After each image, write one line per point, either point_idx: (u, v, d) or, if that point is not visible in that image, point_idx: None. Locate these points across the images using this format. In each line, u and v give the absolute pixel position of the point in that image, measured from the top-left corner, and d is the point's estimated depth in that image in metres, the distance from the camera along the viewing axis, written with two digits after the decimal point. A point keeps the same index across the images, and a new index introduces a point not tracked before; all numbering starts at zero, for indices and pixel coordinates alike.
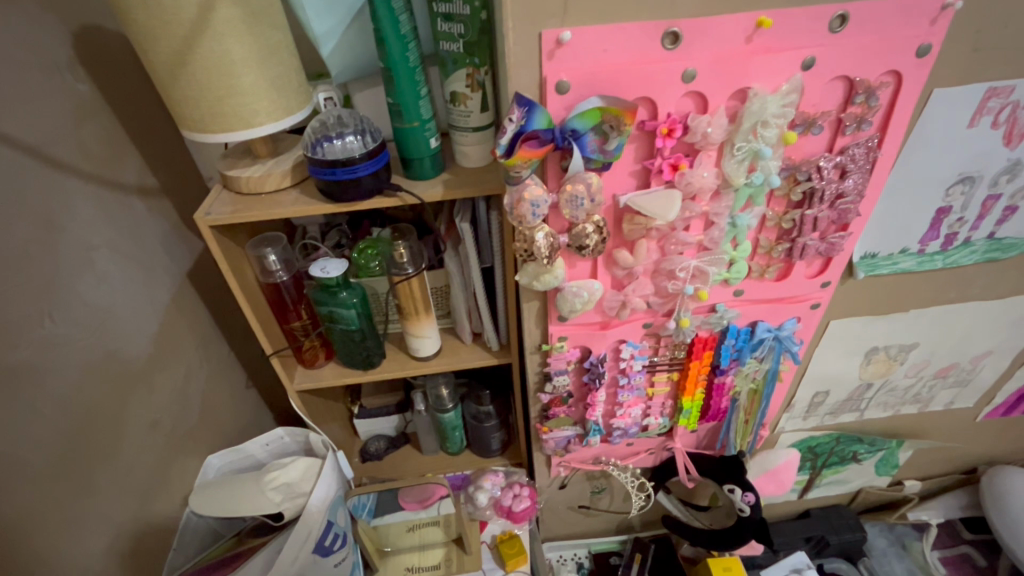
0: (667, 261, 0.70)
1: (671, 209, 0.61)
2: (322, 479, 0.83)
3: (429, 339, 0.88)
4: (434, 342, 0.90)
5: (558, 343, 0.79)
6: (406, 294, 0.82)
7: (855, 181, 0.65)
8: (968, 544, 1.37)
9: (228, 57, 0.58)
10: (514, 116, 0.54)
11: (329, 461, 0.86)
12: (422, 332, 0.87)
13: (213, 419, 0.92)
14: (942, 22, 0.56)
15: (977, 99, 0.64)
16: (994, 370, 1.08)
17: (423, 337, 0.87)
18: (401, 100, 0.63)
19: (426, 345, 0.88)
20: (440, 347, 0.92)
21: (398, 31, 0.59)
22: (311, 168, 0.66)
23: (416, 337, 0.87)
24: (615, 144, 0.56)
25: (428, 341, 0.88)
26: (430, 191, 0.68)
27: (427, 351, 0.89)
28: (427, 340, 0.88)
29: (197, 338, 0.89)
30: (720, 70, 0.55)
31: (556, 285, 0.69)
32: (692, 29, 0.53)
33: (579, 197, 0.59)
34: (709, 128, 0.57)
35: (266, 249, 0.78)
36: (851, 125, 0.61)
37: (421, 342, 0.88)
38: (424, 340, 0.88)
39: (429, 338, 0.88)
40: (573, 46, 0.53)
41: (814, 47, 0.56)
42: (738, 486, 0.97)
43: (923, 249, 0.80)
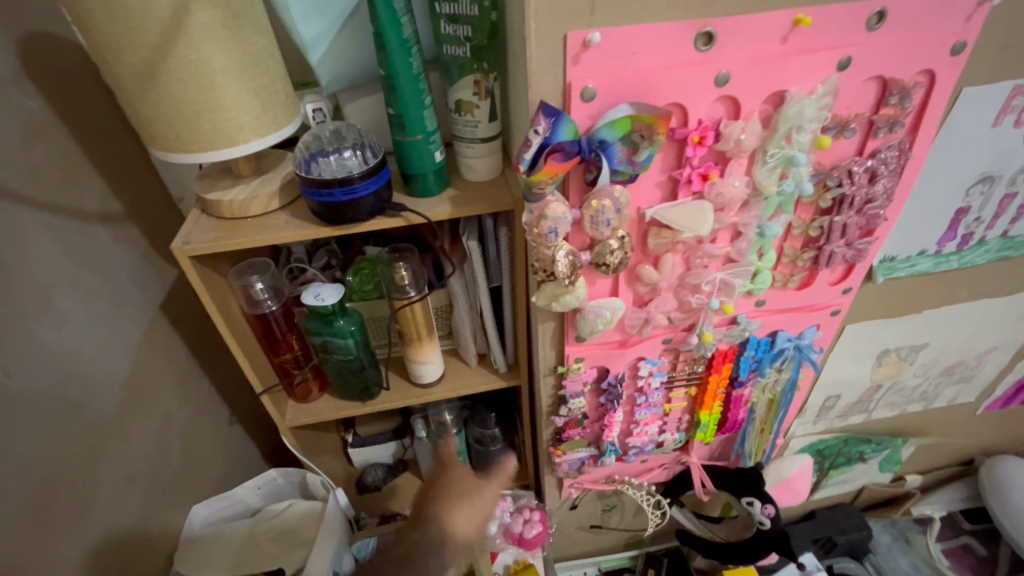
0: (693, 275, 0.65)
1: (703, 221, 0.57)
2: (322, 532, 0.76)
3: (432, 363, 0.81)
4: (437, 366, 0.83)
5: (575, 365, 0.74)
6: (410, 318, 0.76)
7: (885, 185, 0.62)
8: (967, 534, 1.37)
9: (207, 67, 0.51)
10: (540, 128, 0.49)
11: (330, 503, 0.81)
12: (426, 354, 0.80)
13: (195, 463, 0.83)
14: (976, 18, 0.53)
15: (1003, 97, 0.62)
16: (996, 365, 1.08)
17: (427, 363, 0.81)
18: (402, 111, 0.57)
19: (431, 367, 0.82)
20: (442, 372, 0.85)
21: (400, 35, 0.53)
22: (303, 190, 0.59)
23: (418, 362, 0.81)
24: (646, 154, 0.52)
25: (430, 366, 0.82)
26: (436, 209, 0.62)
27: (429, 378, 0.83)
28: (429, 363, 0.81)
29: (174, 375, 0.81)
30: (755, 72, 0.51)
31: (576, 305, 0.64)
32: (726, 28, 0.49)
33: (606, 212, 0.55)
34: (743, 135, 0.53)
35: (252, 277, 0.71)
36: (884, 127, 0.58)
37: (424, 368, 0.81)
38: (429, 364, 0.81)
39: (433, 363, 0.82)
40: (600, 48, 0.48)
41: (850, 47, 0.52)
42: (757, 498, 0.95)
43: (939, 251, 0.78)
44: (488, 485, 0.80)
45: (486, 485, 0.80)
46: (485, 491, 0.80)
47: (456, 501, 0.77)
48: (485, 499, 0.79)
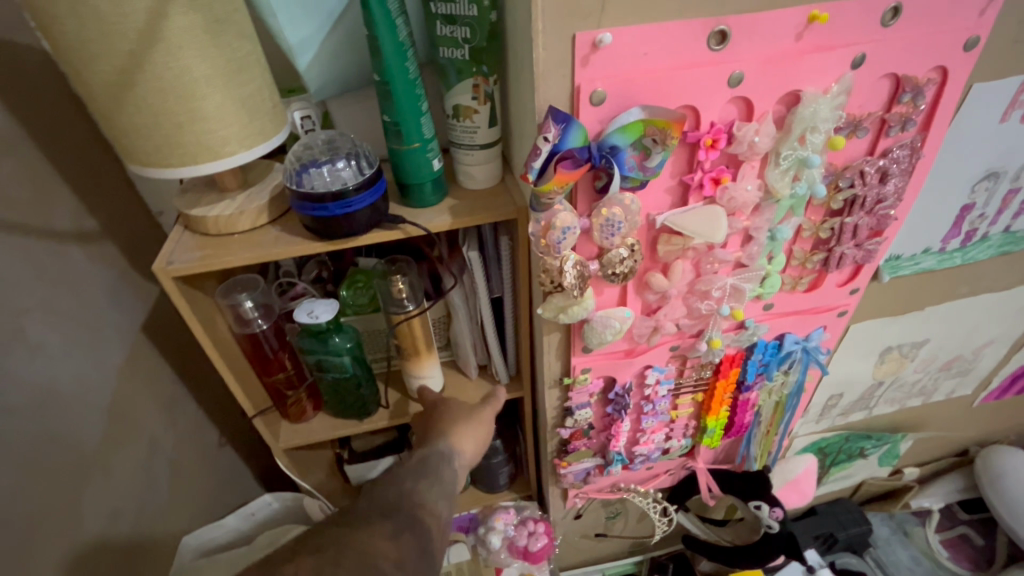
0: (703, 282, 0.63)
1: (716, 226, 0.56)
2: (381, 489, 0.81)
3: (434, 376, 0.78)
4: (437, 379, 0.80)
5: (581, 376, 0.72)
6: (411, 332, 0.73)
7: (896, 185, 0.61)
8: (965, 524, 1.39)
9: (188, 76, 0.47)
10: (549, 134, 0.46)
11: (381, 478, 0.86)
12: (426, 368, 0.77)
13: (183, 490, 0.79)
14: (990, 13, 0.52)
15: (1011, 93, 0.61)
16: (993, 357, 1.08)
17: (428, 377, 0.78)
18: (398, 118, 0.54)
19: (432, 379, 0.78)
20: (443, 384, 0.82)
21: (396, 38, 0.50)
22: (294, 204, 0.56)
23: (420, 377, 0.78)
24: (659, 159, 0.49)
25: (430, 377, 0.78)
26: (436, 220, 0.59)
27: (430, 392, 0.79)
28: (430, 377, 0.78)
29: (158, 399, 0.76)
30: (769, 71, 0.49)
31: (584, 316, 0.62)
32: (740, 26, 0.47)
33: (616, 221, 0.52)
34: (757, 137, 0.51)
35: (241, 295, 0.67)
36: (896, 125, 0.56)
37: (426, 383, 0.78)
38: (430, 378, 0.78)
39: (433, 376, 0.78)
40: (611, 49, 0.45)
41: (865, 44, 0.50)
42: (764, 502, 0.93)
43: (943, 248, 0.77)
44: (484, 411, 0.73)
45: (481, 414, 0.73)
46: (483, 420, 0.72)
47: (453, 429, 0.70)
48: (483, 429, 0.71)
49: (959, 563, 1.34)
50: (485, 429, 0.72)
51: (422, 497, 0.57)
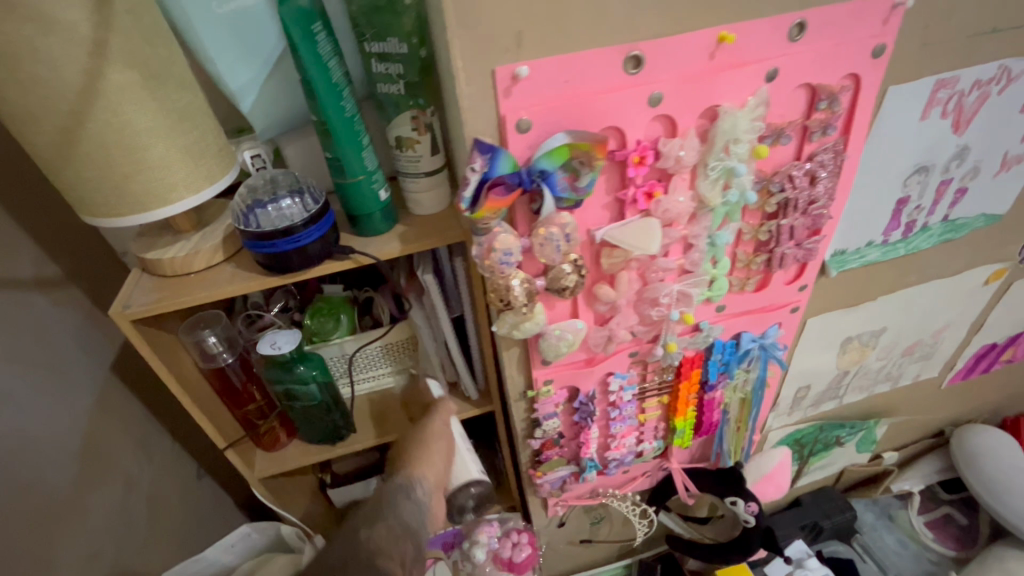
0: (650, 290, 0.65)
1: (651, 241, 0.58)
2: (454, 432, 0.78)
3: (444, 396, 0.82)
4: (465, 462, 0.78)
5: (544, 388, 0.74)
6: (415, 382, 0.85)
7: (825, 186, 0.64)
8: (947, 504, 1.42)
9: (131, 129, 0.49)
10: (477, 164, 0.48)
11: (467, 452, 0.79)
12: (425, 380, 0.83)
13: (162, 526, 0.80)
14: (892, 21, 0.55)
15: (928, 92, 0.64)
16: (954, 340, 1.12)
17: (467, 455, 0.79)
18: (342, 155, 0.56)
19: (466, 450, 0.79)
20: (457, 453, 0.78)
21: (329, 80, 0.52)
22: (247, 243, 0.57)
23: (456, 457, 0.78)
24: (588, 179, 0.52)
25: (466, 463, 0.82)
26: (386, 247, 0.61)
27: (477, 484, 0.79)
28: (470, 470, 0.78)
29: (132, 438, 0.77)
30: (686, 90, 0.52)
31: (538, 331, 0.64)
32: (653, 51, 0.49)
33: (555, 238, 0.54)
34: (681, 151, 0.54)
35: (204, 331, 0.68)
36: (817, 131, 0.59)
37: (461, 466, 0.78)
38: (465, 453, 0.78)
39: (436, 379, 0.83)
40: (530, 80, 0.47)
41: (775, 59, 0.53)
42: (739, 497, 0.95)
43: (886, 240, 0.81)
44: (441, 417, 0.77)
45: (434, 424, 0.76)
46: (444, 435, 0.75)
47: (418, 462, 0.71)
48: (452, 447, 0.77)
49: (945, 544, 1.37)
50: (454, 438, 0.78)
51: (377, 544, 0.60)
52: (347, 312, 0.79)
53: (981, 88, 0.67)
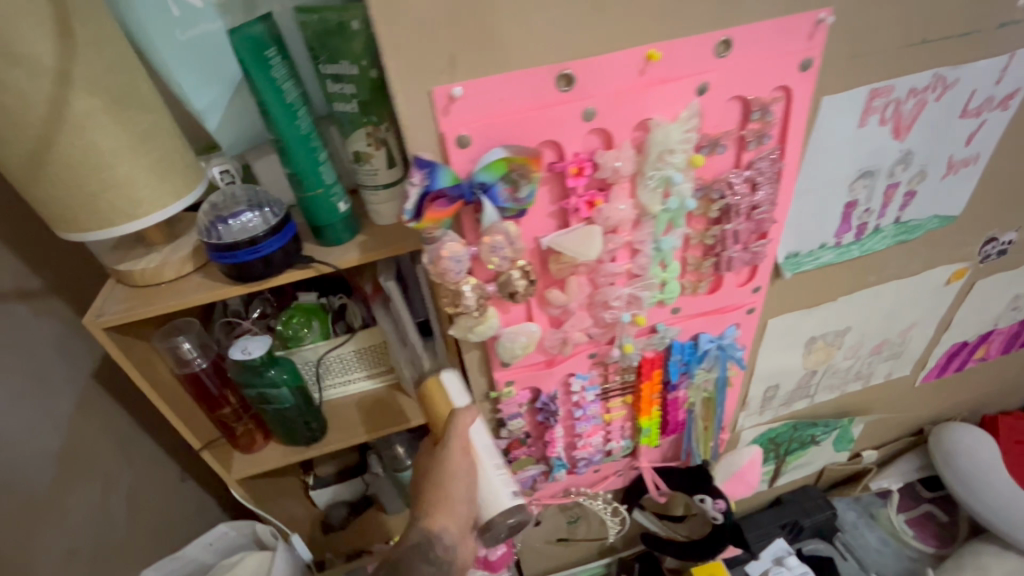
0: (600, 293, 0.68)
1: (590, 250, 0.61)
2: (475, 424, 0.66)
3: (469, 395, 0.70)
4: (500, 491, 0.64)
5: (506, 389, 0.77)
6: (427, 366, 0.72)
7: (766, 192, 0.67)
8: (928, 503, 1.44)
9: (97, 151, 0.53)
10: (416, 179, 0.51)
11: (502, 475, 0.66)
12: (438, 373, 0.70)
13: (141, 525, 0.84)
14: (817, 36, 0.58)
15: (863, 101, 0.67)
16: (922, 339, 1.13)
17: (505, 479, 0.66)
18: (299, 170, 0.60)
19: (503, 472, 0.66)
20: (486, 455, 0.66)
21: (283, 101, 0.56)
22: (211, 254, 0.61)
23: (488, 487, 0.64)
24: (527, 191, 0.55)
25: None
26: (345, 256, 0.64)
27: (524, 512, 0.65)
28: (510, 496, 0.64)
29: (113, 442, 0.81)
30: (618, 104, 0.55)
31: (492, 333, 0.67)
32: (583, 70, 0.53)
33: (500, 246, 0.58)
34: (617, 162, 0.57)
35: (179, 338, 0.72)
36: (753, 140, 0.62)
37: (496, 496, 0.64)
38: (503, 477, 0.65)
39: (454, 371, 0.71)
40: (465, 100, 0.51)
41: (704, 74, 0.56)
42: (708, 495, 0.98)
43: (839, 242, 0.83)
44: (460, 432, 0.64)
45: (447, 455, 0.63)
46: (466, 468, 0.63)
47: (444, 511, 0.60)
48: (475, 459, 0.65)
49: (924, 541, 1.39)
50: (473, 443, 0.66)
51: None
52: (319, 318, 0.83)
53: (917, 96, 0.70)
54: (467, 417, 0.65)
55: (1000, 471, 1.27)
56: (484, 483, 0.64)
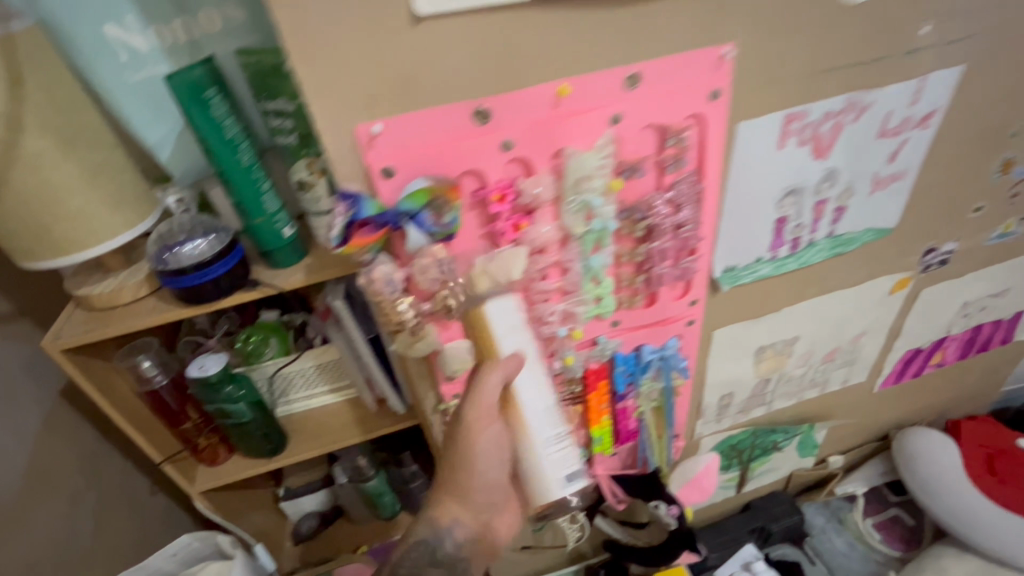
0: (535, 310, 0.72)
1: (516, 271, 0.64)
2: (522, 384, 0.66)
3: (531, 345, 0.66)
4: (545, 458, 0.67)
5: (455, 401, 0.80)
6: (478, 286, 0.63)
7: (689, 212, 0.71)
8: (896, 506, 1.46)
9: (49, 187, 0.58)
10: (340, 209, 0.56)
11: (549, 451, 0.67)
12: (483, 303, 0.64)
13: (107, 535, 0.87)
14: (722, 69, 0.62)
15: (780, 124, 0.71)
16: (874, 346, 1.17)
17: (551, 455, 0.67)
18: (243, 199, 0.64)
19: (552, 446, 0.67)
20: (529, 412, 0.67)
21: (223, 137, 0.60)
22: (164, 278, 0.65)
23: (532, 453, 0.67)
24: (451, 216, 0.59)
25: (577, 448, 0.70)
26: (291, 278, 0.69)
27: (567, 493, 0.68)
28: (552, 474, 0.67)
29: (81, 457, 0.85)
30: (534, 135, 0.59)
31: (432, 349, 0.71)
32: (497, 106, 0.57)
33: (429, 267, 0.62)
34: (537, 189, 0.61)
35: (139, 357, 0.76)
36: (671, 164, 0.66)
37: (537, 463, 0.67)
38: (547, 454, 0.67)
39: (513, 300, 0.65)
40: (386, 136, 0.55)
41: (615, 105, 0.61)
42: (662, 502, 1.01)
43: (774, 256, 0.87)
44: (491, 386, 0.65)
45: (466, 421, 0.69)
46: (492, 441, 0.71)
47: (460, 501, 0.75)
48: (510, 423, 0.68)
49: (891, 545, 1.41)
50: (518, 403, 0.67)
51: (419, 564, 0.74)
52: (278, 335, 0.86)
53: (833, 118, 0.74)
54: (504, 370, 0.64)
55: (958, 474, 1.31)
56: (525, 451, 0.67)
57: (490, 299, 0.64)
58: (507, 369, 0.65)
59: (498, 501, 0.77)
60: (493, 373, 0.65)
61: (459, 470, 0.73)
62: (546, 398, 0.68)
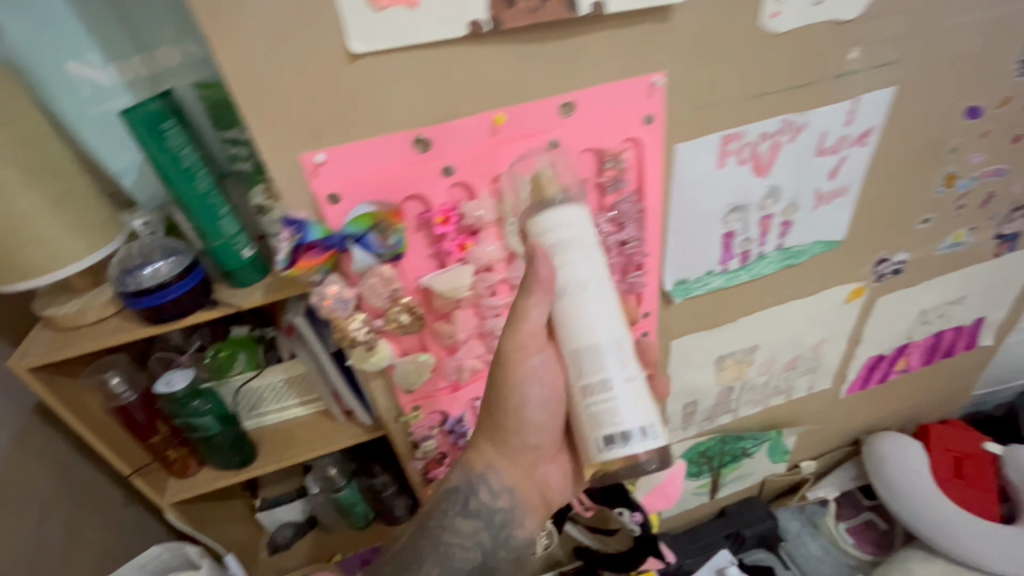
0: (487, 325, 0.75)
1: (466, 285, 0.68)
2: (588, 309, 0.56)
3: (601, 264, 0.57)
4: (605, 403, 0.57)
5: (413, 413, 0.83)
6: (547, 189, 0.59)
7: (631, 229, 0.74)
8: (868, 510, 1.48)
9: (14, 213, 0.61)
10: (286, 235, 0.59)
11: (607, 396, 0.57)
12: (545, 211, 0.57)
13: (80, 546, 0.90)
14: (654, 95, 0.66)
15: (718, 145, 0.75)
16: (836, 353, 1.20)
17: (608, 402, 0.57)
18: (202, 223, 0.67)
19: (615, 389, 0.57)
20: (589, 342, 0.57)
21: (180, 166, 0.63)
22: (126, 299, 0.69)
23: (591, 396, 0.57)
24: (395, 238, 0.62)
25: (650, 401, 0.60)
26: (250, 297, 0.71)
27: (615, 457, 0.58)
28: (613, 423, 0.57)
29: (54, 469, 0.87)
30: (472, 161, 0.63)
31: (387, 363, 0.74)
32: (436, 134, 0.60)
33: (377, 286, 0.65)
34: (479, 212, 0.65)
35: (107, 374, 0.79)
36: (610, 185, 0.70)
37: (596, 409, 0.57)
38: (606, 398, 0.57)
39: (578, 210, 0.57)
40: (330, 164, 0.58)
41: (551, 132, 0.64)
42: (625, 508, 1.06)
43: (725, 269, 0.90)
44: (537, 308, 0.58)
45: (506, 348, 0.63)
46: (535, 377, 0.65)
47: (496, 447, 0.73)
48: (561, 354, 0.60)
49: (862, 548, 1.44)
50: (576, 332, 0.57)
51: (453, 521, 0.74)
52: (246, 350, 0.89)
53: (770, 138, 0.77)
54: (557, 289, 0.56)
55: (922, 478, 1.33)
56: (581, 391, 0.58)
57: (556, 207, 0.57)
58: (562, 288, 0.56)
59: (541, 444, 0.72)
60: (537, 300, 0.58)
61: (496, 410, 0.70)
62: (616, 329, 0.57)
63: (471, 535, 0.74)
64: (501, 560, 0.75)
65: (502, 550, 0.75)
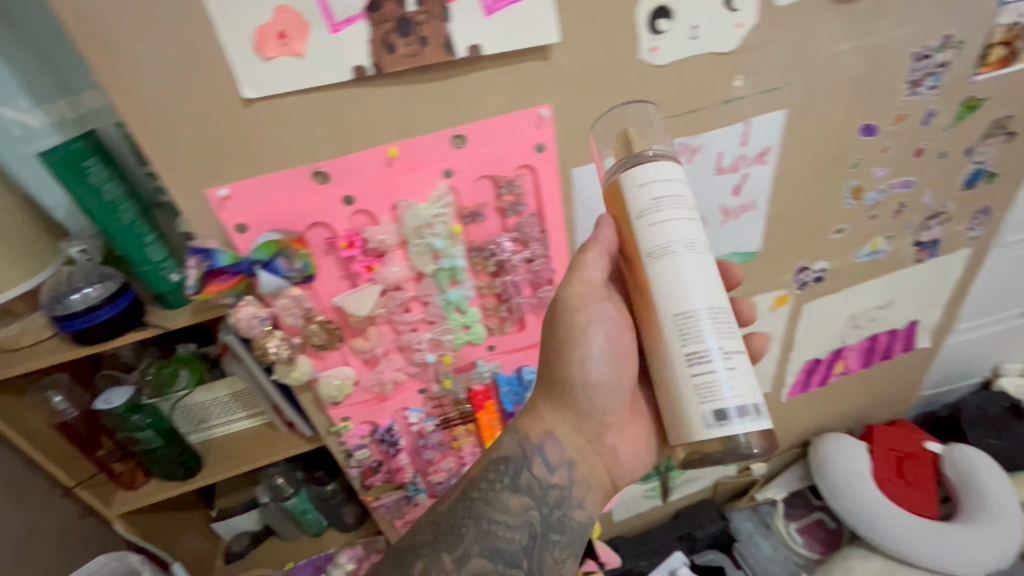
0: (403, 339, 0.81)
1: (369, 305, 0.74)
2: (682, 272, 0.52)
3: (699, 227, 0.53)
4: (705, 378, 0.53)
5: (343, 423, 0.88)
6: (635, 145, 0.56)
7: (536, 248, 0.79)
8: (819, 510, 1.51)
9: None
10: (192, 263, 0.64)
11: (705, 371, 0.53)
12: (641, 164, 0.53)
13: (33, 556, 0.95)
14: (543, 125, 0.71)
15: None
16: (770, 358, 1.25)
17: (709, 374, 0.53)
18: (128, 252, 0.73)
19: (715, 362, 0.53)
20: (687, 310, 0.52)
21: (102, 200, 0.68)
22: (59, 322, 0.74)
23: (681, 369, 0.54)
24: (301, 261, 0.68)
25: (753, 381, 0.55)
26: (178, 318, 0.77)
27: (718, 436, 0.53)
28: (711, 401, 0.53)
29: (7, 481, 0.93)
30: (372, 191, 0.68)
31: (310, 377, 0.79)
32: (335, 167, 0.65)
33: (290, 306, 0.71)
34: (380, 236, 0.70)
35: (50, 392, 0.85)
36: (509, 209, 0.75)
37: (689, 385, 0.53)
38: (706, 373, 0.53)
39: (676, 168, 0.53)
40: (235, 198, 0.64)
41: (445, 162, 0.69)
42: None
43: None
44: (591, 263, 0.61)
45: (563, 301, 0.64)
46: (600, 328, 0.64)
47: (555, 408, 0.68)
48: (648, 322, 0.56)
49: (811, 548, 1.47)
50: (672, 297, 0.53)
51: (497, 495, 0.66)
52: (189, 365, 0.94)
53: None
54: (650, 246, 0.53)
55: (862, 478, 1.37)
56: (674, 362, 0.54)
57: (647, 161, 0.53)
58: (659, 249, 0.52)
59: (613, 412, 0.67)
60: (593, 258, 0.61)
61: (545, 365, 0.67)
62: (717, 295, 0.53)
63: (521, 513, 0.66)
64: (553, 543, 0.67)
65: (554, 533, 0.67)
